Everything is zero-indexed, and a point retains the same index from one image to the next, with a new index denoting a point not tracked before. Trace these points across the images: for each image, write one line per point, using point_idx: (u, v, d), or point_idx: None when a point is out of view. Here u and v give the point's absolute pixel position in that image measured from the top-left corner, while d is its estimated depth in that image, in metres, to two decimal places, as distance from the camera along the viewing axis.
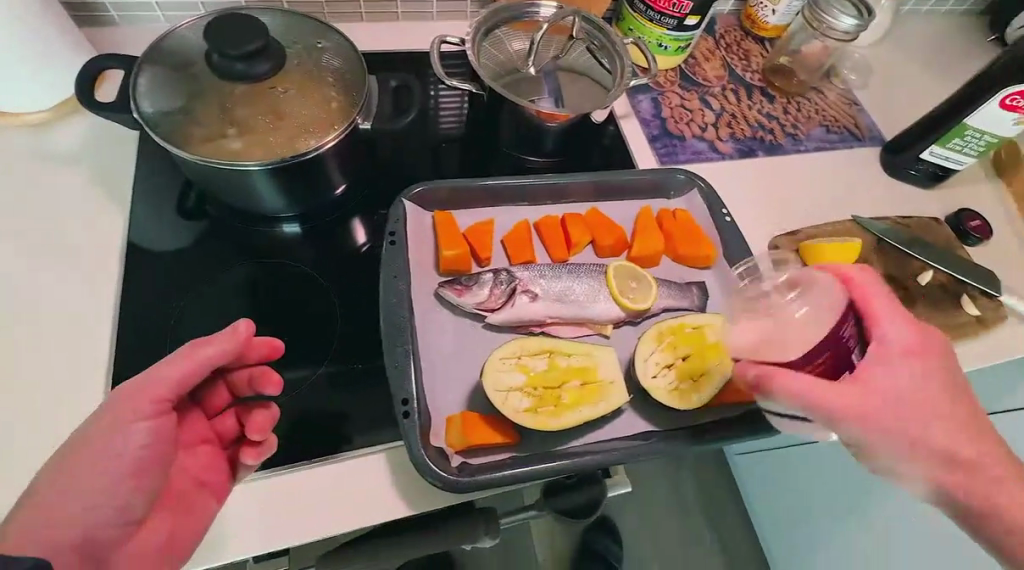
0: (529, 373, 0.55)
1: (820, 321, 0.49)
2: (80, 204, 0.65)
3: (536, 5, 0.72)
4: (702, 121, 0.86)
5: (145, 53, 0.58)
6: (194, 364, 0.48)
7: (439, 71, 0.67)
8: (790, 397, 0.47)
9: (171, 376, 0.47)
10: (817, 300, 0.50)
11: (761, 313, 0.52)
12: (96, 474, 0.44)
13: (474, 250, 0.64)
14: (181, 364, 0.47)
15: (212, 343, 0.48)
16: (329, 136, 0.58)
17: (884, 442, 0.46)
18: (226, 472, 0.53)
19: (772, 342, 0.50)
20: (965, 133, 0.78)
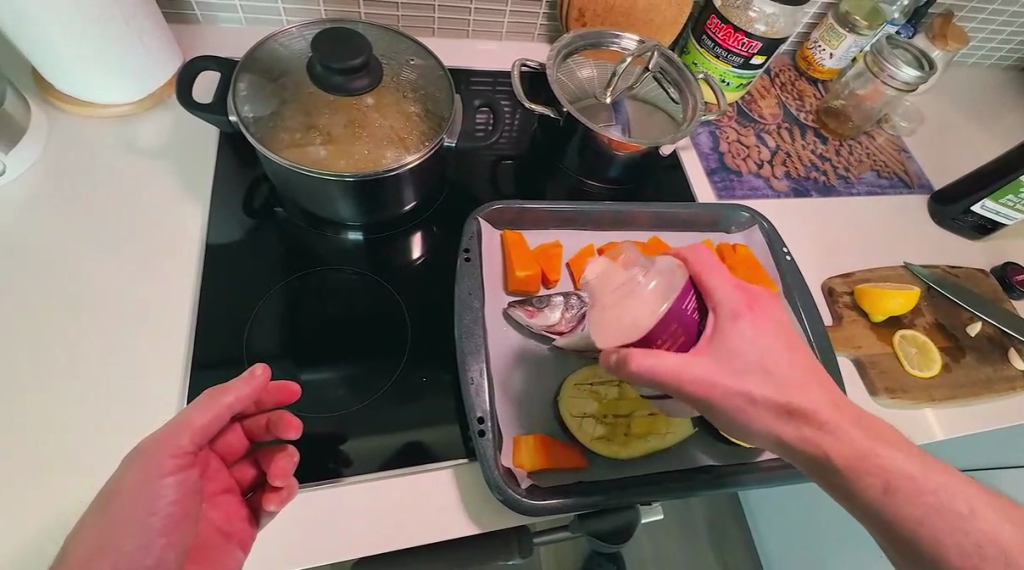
0: (602, 400, 0.55)
1: (670, 284, 0.47)
2: (161, 197, 0.66)
3: (619, 36, 0.74)
4: (758, 158, 0.87)
5: (247, 57, 0.59)
6: (205, 412, 0.48)
7: (518, 93, 0.68)
8: (646, 375, 0.44)
9: (191, 427, 0.48)
10: (660, 267, 0.48)
11: (612, 290, 0.48)
12: (127, 534, 0.45)
13: (543, 272, 0.65)
14: (201, 414, 0.48)
15: (229, 391, 0.48)
16: (415, 155, 0.59)
17: (742, 414, 0.45)
18: (251, 521, 0.52)
19: (630, 311, 0.47)
20: (1020, 190, 0.79)
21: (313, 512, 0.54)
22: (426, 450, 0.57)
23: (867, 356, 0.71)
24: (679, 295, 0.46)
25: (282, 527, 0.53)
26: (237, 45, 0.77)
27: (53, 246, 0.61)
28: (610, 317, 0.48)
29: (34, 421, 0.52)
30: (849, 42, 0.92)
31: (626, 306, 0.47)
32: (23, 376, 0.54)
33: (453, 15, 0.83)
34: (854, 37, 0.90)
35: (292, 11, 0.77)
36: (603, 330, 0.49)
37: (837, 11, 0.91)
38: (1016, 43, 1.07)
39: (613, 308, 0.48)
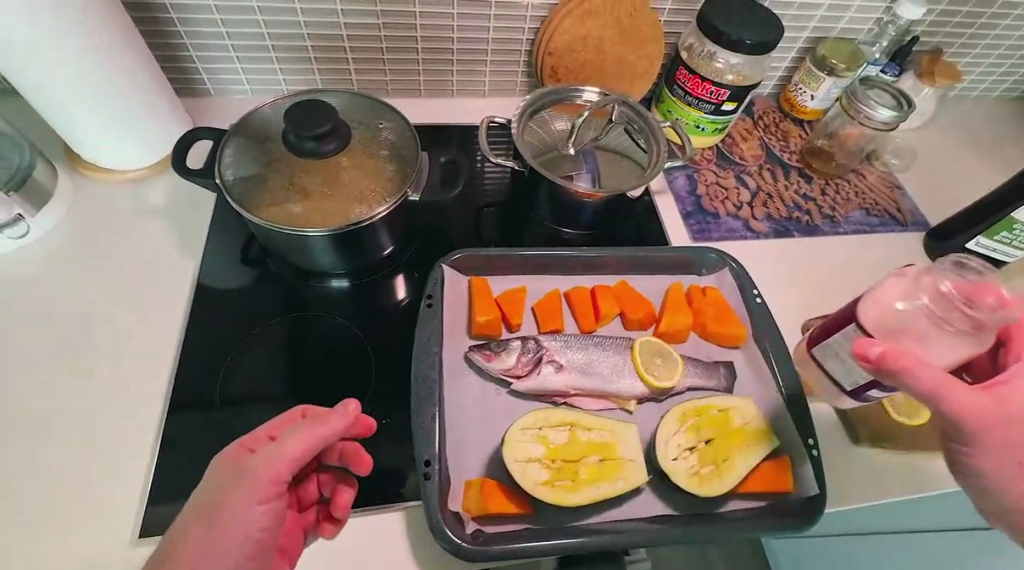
0: (549, 445, 0.55)
1: (949, 343, 0.55)
2: (162, 251, 0.72)
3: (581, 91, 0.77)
4: (737, 200, 0.88)
5: (233, 129, 0.66)
6: (312, 440, 0.49)
7: (484, 147, 0.71)
8: (911, 383, 0.48)
9: (290, 455, 0.49)
10: (987, 316, 0.52)
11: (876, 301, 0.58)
12: (210, 555, 0.46)
13: (506, 317, 0.67)
14: (297, 444, 0.49)
15: (326, 424, 0.50)
16: (381, 208, 0.64)
17: (1003, 459, 0.49)
18: (302, 539, 0.55)
19: (926, 328, 0.55)
20: (1014, 226, 0.76)
21: None
22: (383, 494, 0.59)
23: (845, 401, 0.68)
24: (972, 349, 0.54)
25: None
26: (242, 112, 0.86)
27: (64, 296, 0.67)
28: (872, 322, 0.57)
29: (32, 455, 0.58)
30: (828, 85, 0.93)
31: (885, 320, 0.57)
32: (29, 413, 0.60)
33: (437, 77, 0.90)
34: (833, 79, 0.92)
35: (292, 81, 0.86)
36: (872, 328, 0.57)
37: (813, 57, 0.93)
38: (1016, 75, 1.05)
39: (882, 313, 0.57)
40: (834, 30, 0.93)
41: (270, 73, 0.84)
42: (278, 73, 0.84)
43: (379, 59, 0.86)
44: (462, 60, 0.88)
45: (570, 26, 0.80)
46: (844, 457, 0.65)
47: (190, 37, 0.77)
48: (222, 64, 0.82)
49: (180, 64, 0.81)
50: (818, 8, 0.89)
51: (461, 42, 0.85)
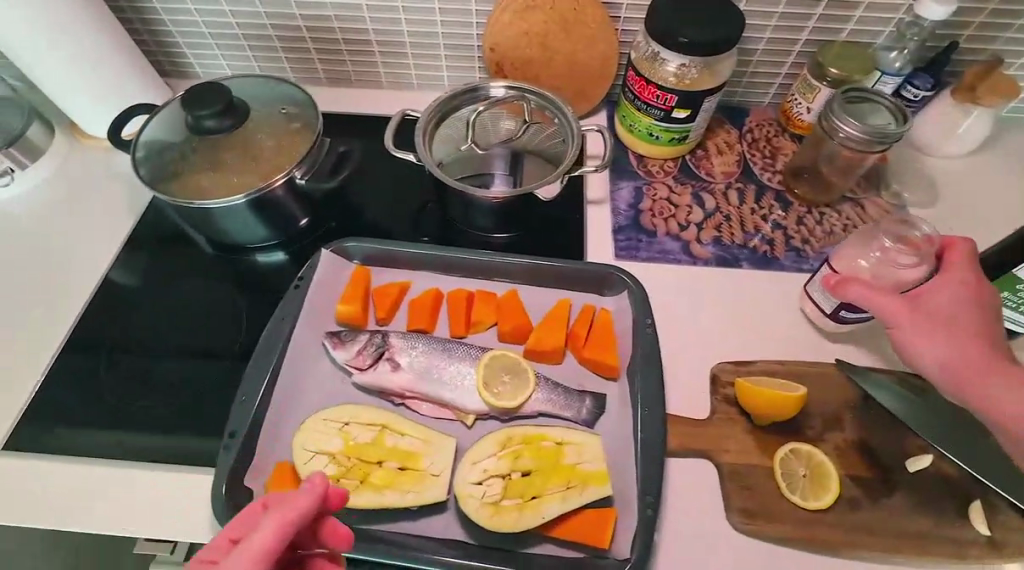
0: (349, 441, 0.55)
1: (889, 271, 0.59)
2: (113, 210, 0.81)
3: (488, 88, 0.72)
4: (685, 219, 0.78)
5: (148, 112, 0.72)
6: (277, 537, 0.35)
7: (388, 140, 0.71)
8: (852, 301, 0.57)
9: (255, 561, 0.34)
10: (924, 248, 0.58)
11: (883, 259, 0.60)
12: None
13: (374, 309, 0.67)
14: (261, 539, 0.35)
15: (289, 505, 0.36)
16: (272, 182, 0.68)
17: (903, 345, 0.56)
18: None
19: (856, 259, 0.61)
20: (1016, 287, 0.59)
21: (107, 487, 0.62)
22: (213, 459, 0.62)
23: (730, 465, 0.58)
24: (897, 266, 0.59)
25: (79, 494, 0.62)
26: None
27: (28, 239, 0.79)
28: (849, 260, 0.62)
29: None
30: (826, 95, 0.79)
31: (883, 272, 0.60)
32: None
33: (396, 69, 0.89)
34: (831, 90, 0.78)
35: (265, 69, 0.91)
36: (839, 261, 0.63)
37: (812, 63, 0.79)
38: None
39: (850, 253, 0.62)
40: (842, 32, 0.79)
41: (242, 61, 0.89)
42: (252, 61, 0.90)
43: (339, 50, 0.87)
44: (418, 53, 0.87)
45: (509, 22, 0.77)
46: (707, 528, 0.56)
47: (168, 26, 0.84)
48: (202, 50, 0.87)
49: (168, 51, 0.88)
50: (817, 7, 0.76)
51: (412, 36, 0.84)
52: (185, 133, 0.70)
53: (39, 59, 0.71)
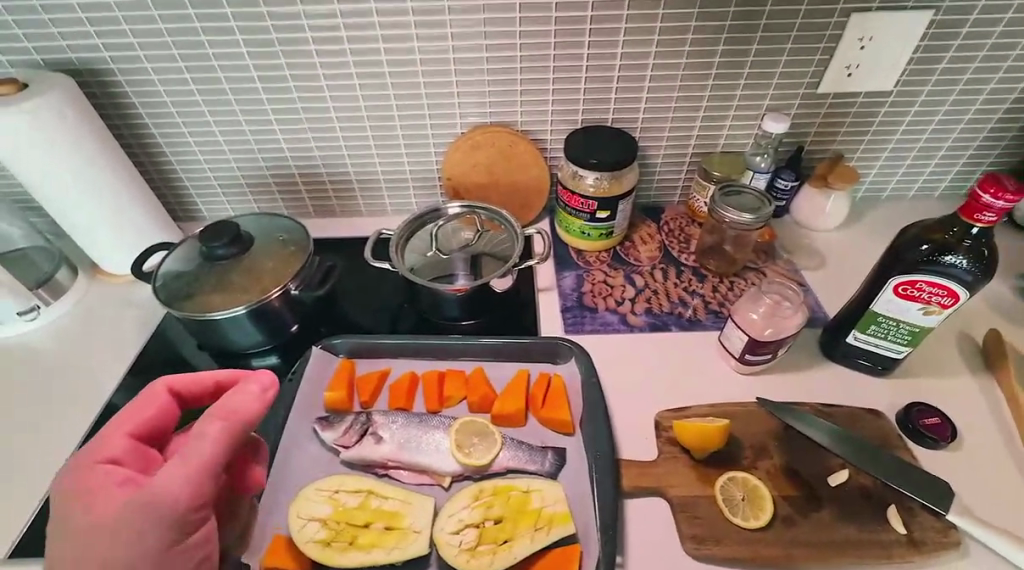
0: (337, 507, 0.63)
1: (778, 320, 0.76)
2: (126, 333, 0.93)
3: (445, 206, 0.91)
4: (621, 296, 0.94)
5: (170, 247, 0.88)
6: (223, 436, 0.51)
7: (367, 254, 0.87)
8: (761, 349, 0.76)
9: (203, 452, 0.50)
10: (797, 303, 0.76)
11: (769, 307, 0.77)
12: (102, 541, 0.47)
13: (359, 394, 0.77)
14: (207, 436, 0.51)
15: (234, 406, 0.53)
16: (269, 295, 0.81)
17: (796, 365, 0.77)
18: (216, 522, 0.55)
19: (752, 312, 0.77)
20: (878, 320, 0.73)
21: None
22: None
23: (680, 497, 0.66)
24: (781, 315, 0.76)
25: None
26: None
27: (46, 366, 0.88)
28: (745, 311, 0.78)
29: None
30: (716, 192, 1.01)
31: (773, 319, 0.76)
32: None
33: (373, 200, 1.09)
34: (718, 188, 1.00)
35: (264, 207, 1.10)
36: (737, 311, 0.79)
37: (699, 170, 1.02)
38: (928, 173, 1.07)
39: (747, 306, 0.78)
40: (717, 146, 1.02)
41: (244, 203, 1.08)
42: (253, 203, 1.09)
43: (326, 189, 1.07)
44: (390, 187, 1.07)
45: (460, 157, 0.99)
46: (669, 560, 0.62)
47: (185, 183, 1.05)
48: (212, 197, 1.07)
49: (183, 201, 1.07)
50: (692, 129, 0.99)
51: (386, 175, 1.05)
52: (198, 260, 0.85)
53: (80, 215, 0.88)
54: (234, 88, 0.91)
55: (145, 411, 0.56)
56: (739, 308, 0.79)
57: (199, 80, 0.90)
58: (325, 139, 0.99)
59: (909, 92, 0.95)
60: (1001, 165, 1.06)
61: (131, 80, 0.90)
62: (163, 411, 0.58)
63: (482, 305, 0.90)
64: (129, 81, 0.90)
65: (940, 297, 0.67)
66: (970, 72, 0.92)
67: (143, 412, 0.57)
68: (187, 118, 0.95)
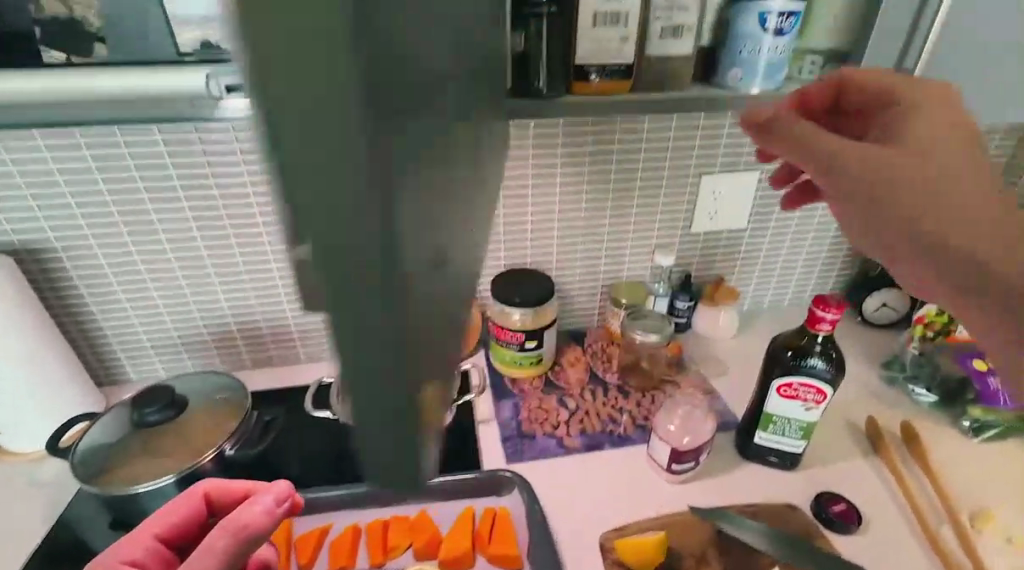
0: None
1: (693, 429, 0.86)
2: (26, 519, 0.84)
3: None
4: (555, 420, 1.00)
5: (95, 415, 0.85)
6: (233, 541, 0.56)
7: (307, 403, 0.89)
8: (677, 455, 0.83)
9: (213, 551, 0.55)
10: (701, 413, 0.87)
11: (681, 416, 0.87)
12: None
13: (296, 558, 0.74)
14: (216, 538, 0.56)
15: (250, 510, 0.58)
16: (201, 458, 0.79)
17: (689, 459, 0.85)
18: None
19: (671, 423, 0.86)
20: (774, 420, 0.84)
21: None
22: None
23: None
24: (693, 424, 0.86)
25: None
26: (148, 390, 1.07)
27: None
28: (664, 422, 0.87)
29: None
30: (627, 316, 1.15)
31: (689, 428, 0.85)
32: None
33: (312, 347, 1.12)
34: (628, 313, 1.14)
35: (196, 363, 1.09)
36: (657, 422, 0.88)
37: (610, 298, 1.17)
38: (793, 286, 1.29)
39: (664, 419, 0.87)
40: (622, 276, 1.19)
41: (176, 360, 1.08)
42: (185, 360, 1.08)
43: (265, 340, 1.10)
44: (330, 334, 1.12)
45: None
46: None
47: (113, 345, 1.03)
48: (142, 358, 1.06)
49: (110, 364, 1.05)
50: (599, 264, 1.16)
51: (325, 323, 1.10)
52: (125, 427, 0.82)
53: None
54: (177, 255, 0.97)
55: (180, 509, 0.65)
56: (659, 419, 0.87)
57: (143, 250, 0.95)
58: (265, 294, 1.04)
59: (760, 226, 1.18)
60: (846, 276, 1.30)
61: (72, 255, 0.93)
62: (190, 514, 0.66)
63: (424, 444, 0.92)
64: (70, 255, 0.93)
65: (813, 395, 0.79)
66: (800, 211, 1.18)
67: (174, 516, 0.65)
68: (125, 285, 0.98)
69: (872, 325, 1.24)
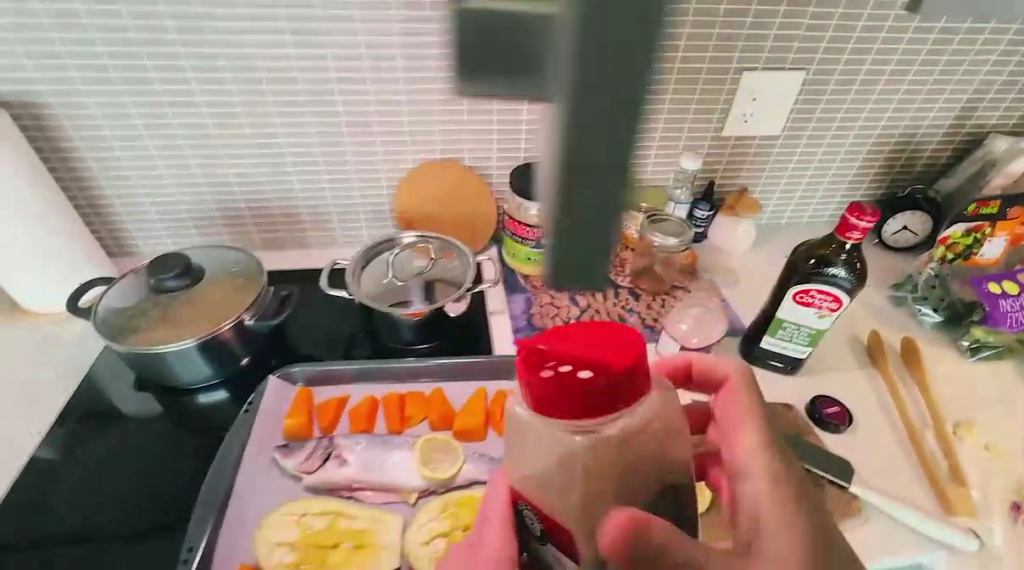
0: (306, 531, 0.65)
1: (708, 326, 0.87)
2: (65, 374, 0.89)
3: (405, 235, 0.97)
4: (566, 316, 1.01)
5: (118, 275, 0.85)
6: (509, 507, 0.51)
7: (323, 282, 0.89)
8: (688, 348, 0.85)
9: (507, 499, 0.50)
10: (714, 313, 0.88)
11: (695, 314, 0.88)
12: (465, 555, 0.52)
13: (318, 421, 0.78)
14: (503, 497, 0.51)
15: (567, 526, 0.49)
16: (217, 326, 0.80)
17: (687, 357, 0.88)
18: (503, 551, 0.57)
19: (687, 320, 0.87)
20: (783, 326, 0.86)
21: None
22: None
23: None
24: (706, 322, 0.87)
25: None
26: None
27: None
28: (676, 319, 0.88)
29: None
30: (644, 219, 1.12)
31: (703, 326, 0.87)
32: None
33: (322, 230, 1.11)
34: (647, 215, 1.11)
35: (205, 240, 1.07)
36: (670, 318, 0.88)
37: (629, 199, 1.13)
38: (817, 201, 1.25)
39: (679, 318, 0.88)
40: (643, 178, 1.15)
41: (186, 238, 1.07)
42: (194, 237, 1.07)
43: (274, 221, 1.08)
44: (341, 219, 1.10)
45: (411, 191, 1.05)
46: None
47: (124, 219, 1.02)
48: (147, 229, 1.04)
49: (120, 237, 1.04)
50: None
51: (336, 206, 1.07)
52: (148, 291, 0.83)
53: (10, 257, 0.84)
54: (183, 129, 0.93)
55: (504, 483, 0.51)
56: (673, 317, 0.88)
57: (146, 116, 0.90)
58: (276, 172, 1.01)
59: (793, 135, 1.12)
60: (872, 196, 1.26)
61: (77, 126, 0.90)
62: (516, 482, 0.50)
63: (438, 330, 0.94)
64: (69, 118, 0.89)
65: (828, 302, 0.80)
66: (839, 118, 1.11)
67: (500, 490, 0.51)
68: (130, 158, 0.95)
69: (888, 247, 1.23)
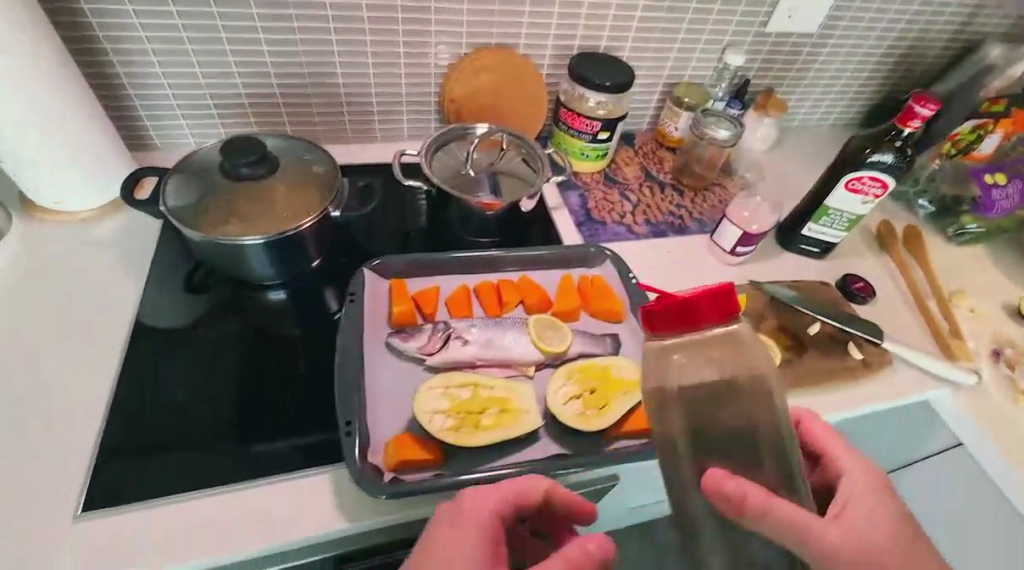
0: (453, 400, 0.68)
1: (762, 216, 0.96)
2: (108, 275, 0.80)
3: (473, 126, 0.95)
4: (621, 210, 1.05)
5: (176, 168, 0.77)
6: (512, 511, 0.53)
7: (397, 172, 0.85)
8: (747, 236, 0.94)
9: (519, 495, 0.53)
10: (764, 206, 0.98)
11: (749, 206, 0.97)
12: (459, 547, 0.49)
13: (420, 308, 0.79)
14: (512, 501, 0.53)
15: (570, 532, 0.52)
16: (306, 219, 0.75)
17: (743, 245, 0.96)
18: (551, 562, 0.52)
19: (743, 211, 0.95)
20: (829, 212, 0.95)
21: (203, 517, 0.61)
22: (303, 462, 0.66)
23: None
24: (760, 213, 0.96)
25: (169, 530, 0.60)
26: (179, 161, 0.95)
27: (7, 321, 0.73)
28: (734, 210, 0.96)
29: None
30: (686, 117, 1.15)
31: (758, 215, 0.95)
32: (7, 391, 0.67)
33: (362, 122, 1.03)
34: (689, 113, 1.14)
35: (230, 130, 0.96)
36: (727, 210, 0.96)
37: (672, 96, 1.15)
38: (828, 103, 1.33)
39: (737, 208, 0.95)
40: (685, 74, 1.15)
41: (208, 128, 0.95)
42: (218, 126, 0.95)
43: (310, 111, 0.98)
44: (383, 110, 1.02)
45: (465, 78, 0.99)
46: None
47: (136, 103, 0.89)
48: (163, 114, 0.91)
49: (130, 123, 0.91)
50: (668, 57, 1.10)
51: (379, 95, 0.99)
52: (220, 182, 0.76)
53: (26, 140, 0.71)
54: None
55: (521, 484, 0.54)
56: (732, 207, 0.96)
57: None
58: (316, 52, 0.90)
59: (826, 32, 1.15)
60: (873, 100, 1.36)
61: None
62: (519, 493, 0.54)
63: (507, 223, 0.95)
64: None
65: (875, 189, 0.90)
66: (869, 17, 1.15)
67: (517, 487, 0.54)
68: (151, 31, 0.81)
69: None
